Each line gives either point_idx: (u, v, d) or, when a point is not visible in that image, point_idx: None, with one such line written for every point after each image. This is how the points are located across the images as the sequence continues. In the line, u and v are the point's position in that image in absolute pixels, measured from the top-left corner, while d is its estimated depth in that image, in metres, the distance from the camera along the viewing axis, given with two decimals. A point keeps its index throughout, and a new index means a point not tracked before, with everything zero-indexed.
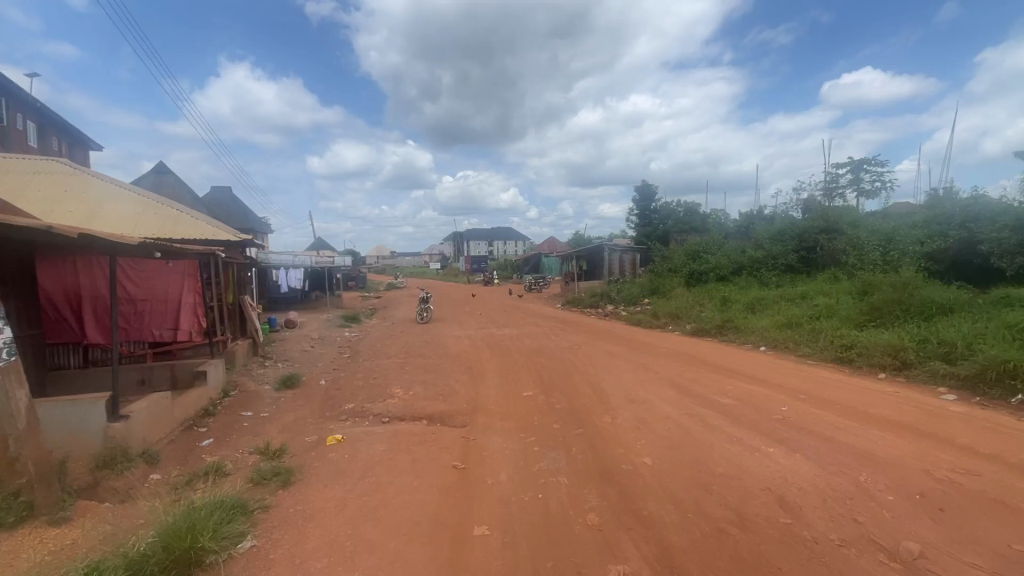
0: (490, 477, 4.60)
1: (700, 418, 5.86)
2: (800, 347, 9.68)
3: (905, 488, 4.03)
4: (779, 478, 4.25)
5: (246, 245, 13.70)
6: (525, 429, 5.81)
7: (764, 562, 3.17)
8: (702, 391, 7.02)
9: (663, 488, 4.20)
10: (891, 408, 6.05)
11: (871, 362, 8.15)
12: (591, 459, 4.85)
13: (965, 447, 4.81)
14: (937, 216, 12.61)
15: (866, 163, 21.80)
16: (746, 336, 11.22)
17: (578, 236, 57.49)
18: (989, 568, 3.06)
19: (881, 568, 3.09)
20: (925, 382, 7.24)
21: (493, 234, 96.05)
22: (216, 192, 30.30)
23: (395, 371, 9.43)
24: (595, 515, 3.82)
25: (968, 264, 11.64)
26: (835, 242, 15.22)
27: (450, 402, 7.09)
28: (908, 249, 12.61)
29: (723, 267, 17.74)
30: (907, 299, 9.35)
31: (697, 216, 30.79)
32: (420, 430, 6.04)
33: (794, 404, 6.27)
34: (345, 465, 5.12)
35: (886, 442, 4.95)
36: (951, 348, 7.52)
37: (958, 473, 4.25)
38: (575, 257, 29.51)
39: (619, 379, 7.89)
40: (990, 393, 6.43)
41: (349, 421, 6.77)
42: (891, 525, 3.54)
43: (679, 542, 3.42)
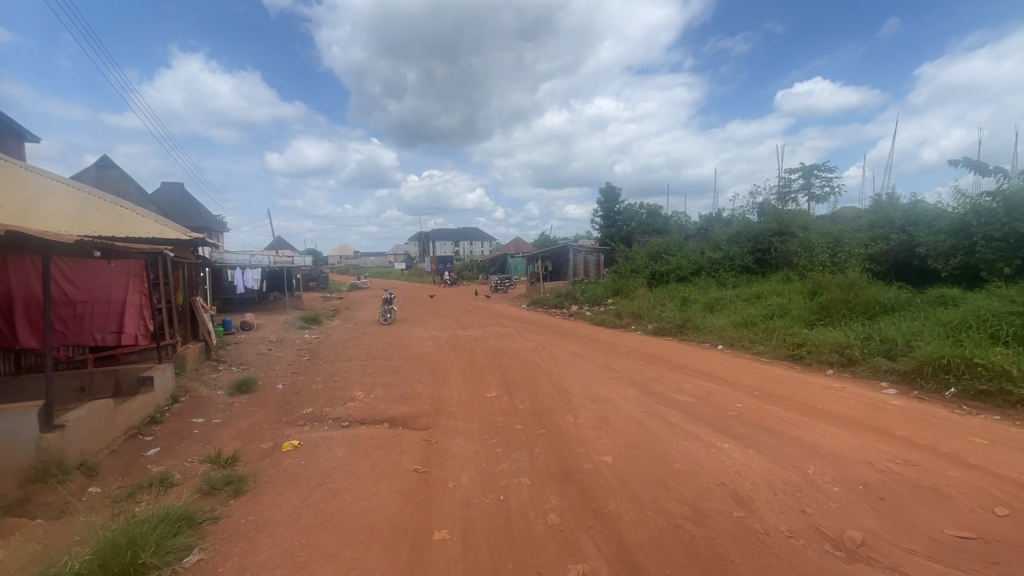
0: (451, 479, 4.55)
1: (659, 416, 5.97)
2: (755, 345, 10.04)
3: (850, 479, 4.22)
4: (733, 473, 4.39)
5: (198, 244, 13.11)
6: (488, 431, 5.78)
7: (718, 556, 3.25)
8: (662, 389, 7.18)
9: (622, 486, 4.25)
10: (838, 402, 6.34)
11: (820, 358, 8.53)
12: (554, 459, 4.87)
13: (905, 439, 5.09)
14: (879, 220, 13.34)
15: (816, 169, 22.83)
16: (704, 335, 11.55)
17: (544, 236, 57.98)
18: (925, 553, 3.24)
19: (827, 557, 3.23)
20: (869, 377, 7.62)
21: (459, 233, 95.55)
22: (166, 188, 28.90)
23: (357, 373, 9.22)
24: (555, 515, 3.83)
25: (907, 265, 12.35)
26: (788, 244, 15.89)
27: (413, 404, 6.98)
28: (854, 250, 13.28)
29: (683, 267, 18.28)
30: (853, 298, 9.83)
31: (660, 218, 31.57)
32: (382, 434, 5.92)
33: (748, 400, 6.50)
34: (302, 471, 4.96)
35: (833, 436, 5.19)
36: (892, 345, 7.94)
37: (897, 463, 4.49)
38: (541, 257, 29.73)
39: (582, 378, 7.96)
40: (927, 387, 6.84)
41: (307, 426, 6.56)
42: (836, 516, 3.69)
43: (638, 539, 3.47)
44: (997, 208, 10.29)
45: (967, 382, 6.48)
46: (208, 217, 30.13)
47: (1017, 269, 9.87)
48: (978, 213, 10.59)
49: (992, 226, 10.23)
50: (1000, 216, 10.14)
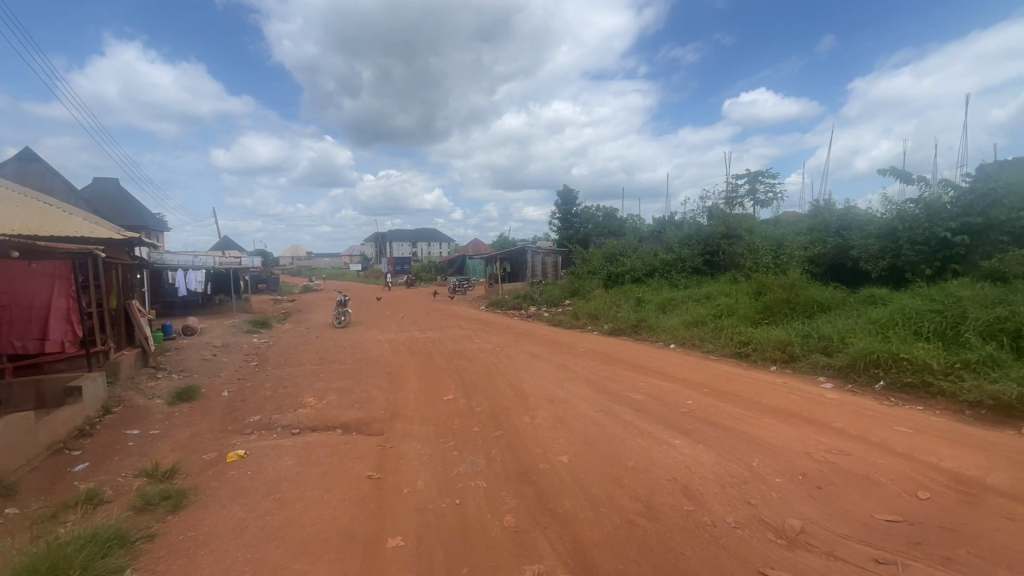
0: (406, 485, 4.46)
1: (614, 414, 6.09)
2: (704, 343, 10.43)
3: (790, 470, 4.44)
4: (683, 468, 4.52)
5: (134, 244, 12.31)
6: (444, 434, 5.71)
7: (670, 549, 3.34)
8: (616, 388, 7.33)
9: (577, 484, 4.31)
10: (780, 397, 6.66)
11: (764, 355, 8.96)
12: (510, 461, 4.86)
13: (840, 430, 5.40)
14: (816, 224, 14.18)
15: (761, 175, 24.01)
16: (657, 334, 11.90)
17: (502, 237, 58.20)
18: (858, 537, 3.45)
19: (770, 546, 3.38)
20: (808, 373, 8.07)
21: (416, 234, 94.33)
22: (97, 184, 27.01)
23: (309, 378, 8.91)
24: (512, 516, 3.83)
25: (842, 267, 13.17)
26: (735, 246, 16.60)
27: (367, 409, 6.81)
28: (795, 253, 14.04)
29: (638, 269, 18.77)
30: (793, 298, 10.38)
31: (615, 221, 32.33)
32: (333, 441, 5.74)
33: (698, 397, 6.73)
34: (247, 483, 4.73)
35: (775, 429, 5.45)
36: (829, 341, 8.43)
37: (832, 453, 4.77)
38: (499, 258, 29.79)
39: (539, 379, 8.01)
40: (860, 380, 7.31)
41: (254, 435, 6.28)
42: (778, 505, 3.88)
43: (593, 536, 3.52)
44: (919, 214, 11.14)
45: (893, 375, 6.97)
46: (146, 215, 28.39)
47: (936, 270, 10.71)
48: (903, 219, 11.42)
49: (915, 231, 11.06)
50: (922, 222, 10.98)
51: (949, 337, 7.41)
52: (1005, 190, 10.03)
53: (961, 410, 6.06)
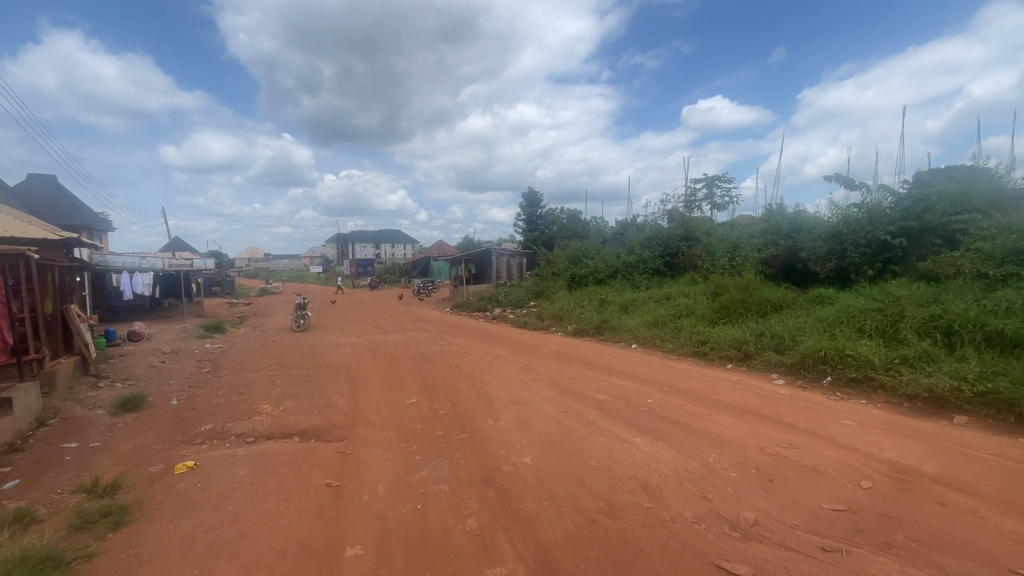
0: (366, 492, 4.36)
1: (577, 415, 6.14)
2: (664, 343, 10.69)
3: (745, 465, 4.59)
4: (644, 466, 4.62)
5: (73, 245, 11.58)
6: (407, 439, 5.62)
7: (630, 546, 3.39)
8: (579, 388, 7.41)
9: (540, 485, 4.32)
10: (735, 394, 6.89)
11: (721, 354, 9.27)
12: (474, 464, 4.82)
13: (791, 425, 5.64)
14: (768, 227, 14.80)
15: (718, 180, 24.83)
16: (620, 334, 12.12)
17: (467, 238, 58.04)
18: (806, 527, 3.60)
19: (725, 539, 3.48)
20: (761, 370, 8.39)
21: (380, 236, 92.89)
22: (32, 181, 25.30)
23: (265, 384, 8.59)
24: (474, 520, 3.80)
25: (793, 268, 13.79)
26: (693, 248, 17.10)
27: (326, 415, 6.62)
28: (749, 255, 14.59)
29: (600, 271, 19.08)
30: (748, 298, 10.78)
31: (579, 223, 32.75)
32: (291, 449, 5.55)
33: (658, 396, 6.89)
34: (197, 495, 4.52)
35: (731, 425, 5.63)
36: (780, 340, 8.80)
37: (783, 447, 4.97)
38: (463, 259, 29.67)
39: (503, 380, 8.01)
40: (809, 376, 7.66)
41: (206, 444, 6.01)
42: (733, 499, 4.00)
43: (554, 537, 3.54)
44: (862, 218, 11.78)
45: (840, 371, 7.33)
46: (88, 215, 26.79)
47: (878, 271, 11.35)
48: (848, 222, 12.07)
49: (859, 234, 11.71)
50: (865, 225, 11.62)
51: (888, 334, 7.85)
52: (937, 196, 10.75)
53: (900, 402, 6.43)
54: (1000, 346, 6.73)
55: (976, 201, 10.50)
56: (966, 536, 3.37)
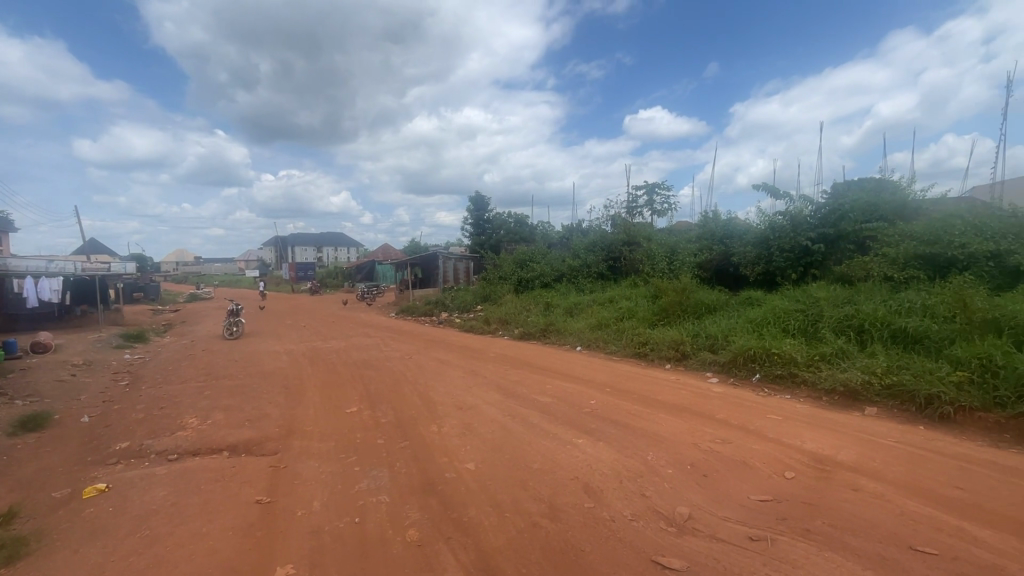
0: (301, 507, 4.16)
1: (521, 418, 6.16)
2: (608, 345, 10.96)
3: (680, 461, 4.77)
4: (585, 466, 4.70)
5: None
6: (346, 449, 5.42)
7: (571, 547, 3.43)
8: (524, 392, 7.44)
9: (483, 491, 4.29)
10: (673, 393, 7.17)
11: (660, 354, 9.62)
12: (415, 473, 4.72)
13: (723, 421, 5.93)
14: (703, 232, 15.57)
15: (657, 187, 25.83)
16: (565, 337, 12.32)
17: (414, 242, 57.08)
18: (736, 518, 3.77)
19: (661, 534, 3.59)
20: (697, 369, 8.79)
21: (322, 239, 89.74)
22: None
23: (191, 397, 8.03)
24: (415, 530, 3.72)
25: (726, 272, 14.57)
26: (635, 253, 17.71)
27: (260, 427, 6.27)
28: (686, 259, 15.28)
29: (547, 274, 19.37)
30: (685, 300, 11.27)
31: (526, 227, 33.05)
32: (218, 465, 5.20)
33: (601, 397, 7.03)
34: (109, 520, 4.13)
35: (668, 423, 5.84)
36: (715, 340, 9.25)
37: (715, 442, 5.22)
38: (409, 263, 29.19)
39: (448, 385, 7.91)
40: (740, 374, 8.10)
41: (121, 464, 5.52)
42: (670, 495, 4.15)
43: (496, 542, 3.52)
44: (786, 225, 12.64)
45: (767, 368, 7.79)
46: None
47: (800, 274, 12.21)
48: (774, 229, 12.92)
49: (783, 240, 12.55)
50: (788, 231, 12.47)
51: (809, 333, 8.44)
52: (850, 206, 11.73)
53: (820, 396, 6.92)
54: (903, 343, 7.39)
55: (883, 211, 11.55)
56: (875, 519, 3.65)
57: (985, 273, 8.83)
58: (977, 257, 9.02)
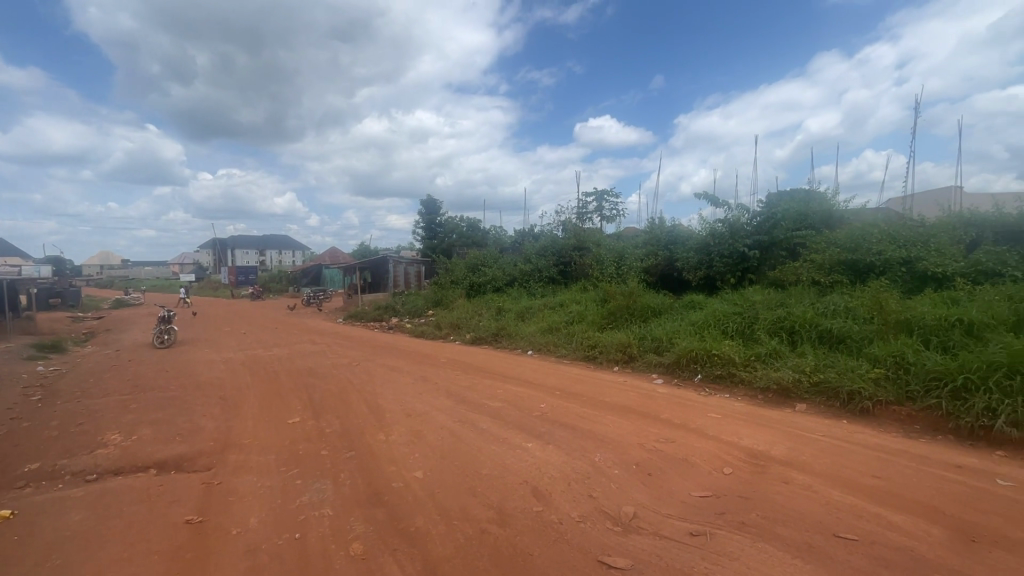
0: (236, 525, 3.94)
1: (471, 424, 6.12)
2: (559, 348, 11.11)
3: (626, 461, 4.89)
4: (534, 470, 4.72)
5: None
6: (287, 462, 5.19)
7: (520, 552, 3.43)
8: (475, 397, 7.40)
9: (431, 499, 4.23)
10: (621, 395, 7.35)
11: (608, 357, 9.85)
12: (361, 484, 4.57)
13: (666, 420, 6.13)
14: (649, 238, 16.10)
15: (606, 195, 26.51)
16: (516, 341, 12.37)
17: (363, 245, 55.69)
18: (678, 515, 3.90)
19: (607, 534, 3.66)
20: (643, 371, 9.06)
21: (265, 242, 85.96)
22: None
23: (115, 411, 7.43)
24: (359, 543, 3.61)
25: (670, 276, 15.15)
26: (584, 258, 18.08)
27: (192, 442, 5.89)
28: (633, 264, 15.75)
29: (499, 279, 19.42)
30: (632, 304, 11.60)
31: (478, 231, 32.97)
32: (144, 484, 4.84)
33: (551, 400, 7.10)
34: (12, 550, 3.75)
35: (616, 425, 5.98)
36: (660, 342, 9.57)
37: (659, 442, 5.39)
38: (358, 267, 28.46)
39: (397, 392, 7.75)
40: (683, 374, 8.42)
41: (29, 488, 5.02)
42: (616, 495, 4.24)
43: (444, 551, 3.47)
44: (725, 232, 13.31)
45: (707, 369, 8.15)
46: None
47: (738, 279, 12.90)
48: (714, 235, 13.56)
49: (723, 246, 13.20)
50: (727, 238, 13.13)
51: (746, 335, 8.90)
52: (782, 214, 12.50)
53: (756, 395, 7.31)
54: (828, 342, 7.93)
55: (811, 220, 12.38)
56: (803, 509, 3.89)
57: (899, 278, 9.63)
58: (892, 263, 9.83)
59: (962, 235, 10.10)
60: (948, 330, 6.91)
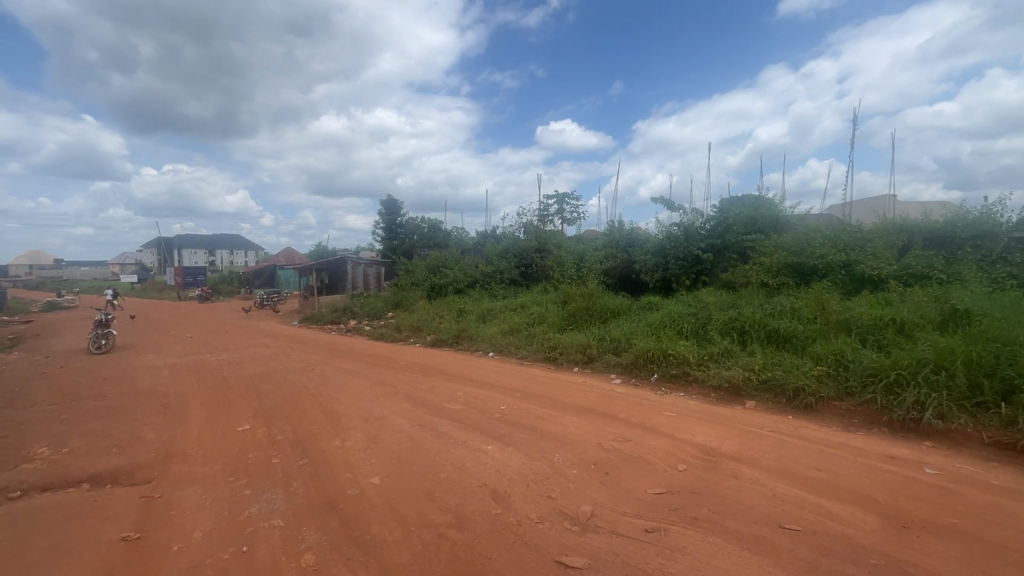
0: (177, 541, 3.73)
1: (430, 427, 6.04)
2: (519, 349, 11.15)
3: (585, 461, 4.95)
4: (493, 473, 4.70)
5: None
6: (235, 472, 4.96)
7: (477, 556, 3.40)
8: (434, 400, 7.31)
9: (388, 506, 4.14)
10: (580, 395, 7.43)
11: (568, 358, 9.97)
12: (315, 493, 4.42)
13: (624, 420, 6.25)
14: (608, 240, 16.40)
15: (567, 197, 26.80)
16: (477, 343, 12.33)
17: (321, 245, 54.12)
18: (635, 513, 3.98)
19: (565, 534, 3.69)
20: (601, 371, 9.22)
21: (214, 241, 82.36)
22: None
23: (42, 422, 6.89)
24: (312, 554, 3.48)
25: (629, 278, 15.50)
26: (545, 260, 18.23)
27: (131, 453, 5.54)
28: (593, 266, 16.01)
29: (460, 280, 19.32)
30: (592, 306, 11.80)
31: (439, 232, 32.64)
32: (74, 500, 4.51)
33: (511, 402, 7.10)
34: None
35: (574, 425, 6.04)
36: (618, 342, 9.76)
37: (617, 441, 5.49)
38: (315, 267, 27.66)
39: (354, 397, 7.56)
40: (640, 374, 8.62)
41: None
42: (574, 495, 4.28)
43: (400, 558, 3.40)
44: (681, 235, 13.74)
45: (663, 369, 8.38)
46: None
47: (692, 281, 13.35)
48: (670, 238, 13.96)
49: (678, 249, 13.62)
50: (682, 241, 13.56)
51: (700, 335, 9.20)
52: (733, 219, 13.02)
53: (709, 393, 7.56)
54: (776, 342, 8.30)
55: (760, 224, 12.93)
56: (752, 503, 4.04)
57: (839, 280, 10.20)
58: (833, 266, 10.39)
59: (894, 240, 10.80)
60: (883, 329, 7.37)
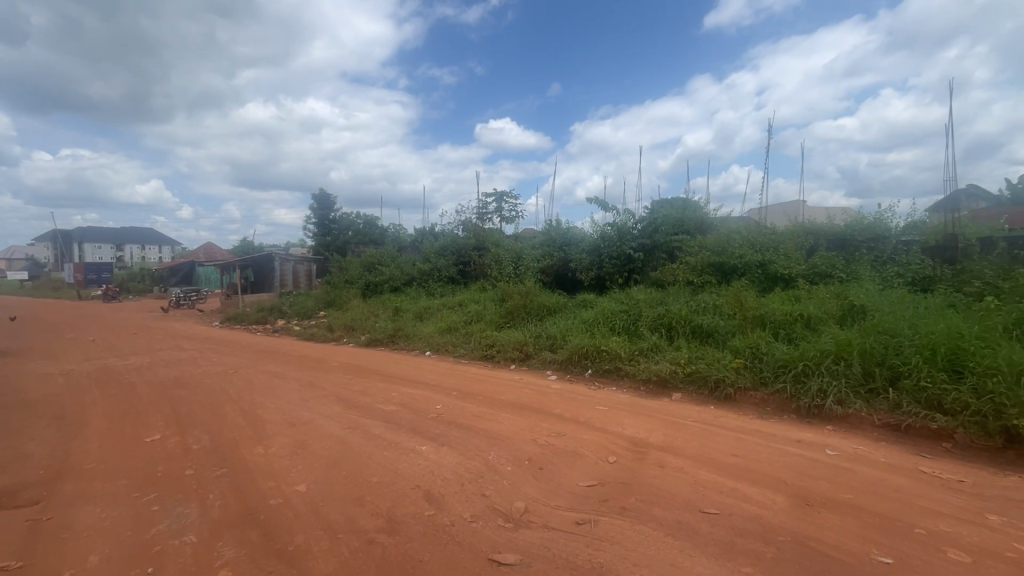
0: (70, 568, 3.36)
1: (361, 430, 5.84)
2: (456, 348, 11.06)
3: (519, 457, 4.99)
4: (427, 473, 4.63)
5: None
6: (141, 487, 4.54)
7: (408, 559, 3.33)
8: (367, 401, 7.08)
9: (314, 513, 3.96)
10: (516, 392, 7.48)
11: (506, 355, 10.01)
12: (233, 504, 4.14)
13: (558, 415, 6.37)
14: (545, 238, 16.64)
15: (505, 196, 26.97)
16: (413, 342, 12.09)
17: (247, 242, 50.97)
18: (566, 506, 4.06)
19: (498, 531, 3.70)
20: (538, 368, 9.34)
21: (123, 235, 75.20)
22: None
23: None
24: (228, 570, 3.26)
25: (565, 277, 15.82)
26: (483, 257, 18.22)
27: (14, 473, 4.93)
28: (530, 264, 16.20)
29: (396, 278, 18.87)
30: (529, 303, 11.93)
31: (375, 229, 31.72)
32: None
33: (446, 401, 7.02)
34: None
35: (510, 422, 6.07)
36: (554, 339, 9.92)
37: (551, 436, 5.57)
38: (239, 265, 25.98)
39: (280, 400, 7.17)
40: (575, 370, 8.82)
41: None
42: (508, 492, 4.30)
43: (327, 568, 3.27)
44: (614, 235, 14.21)
45: (597, 364, 8.63)
46: None
47: (625, 279, 13.86)
48: (604, 238, 14.40)
49: (612, 248, 14.08)
50: (615, 240, 14.03)
51: (631, 330, 9.56)
52: (662, 220, 13.65)
53: (639, 386, 7.86)
54: (699, 336, 8.78)
55: (686, 226, 13.63)
56: (676, 491, 4.24)
57: (756, 278, 10.97)
58: (750, 266, 11.16)
59: (803, 242, 11.77)
60: (792, 323, 8.02)
